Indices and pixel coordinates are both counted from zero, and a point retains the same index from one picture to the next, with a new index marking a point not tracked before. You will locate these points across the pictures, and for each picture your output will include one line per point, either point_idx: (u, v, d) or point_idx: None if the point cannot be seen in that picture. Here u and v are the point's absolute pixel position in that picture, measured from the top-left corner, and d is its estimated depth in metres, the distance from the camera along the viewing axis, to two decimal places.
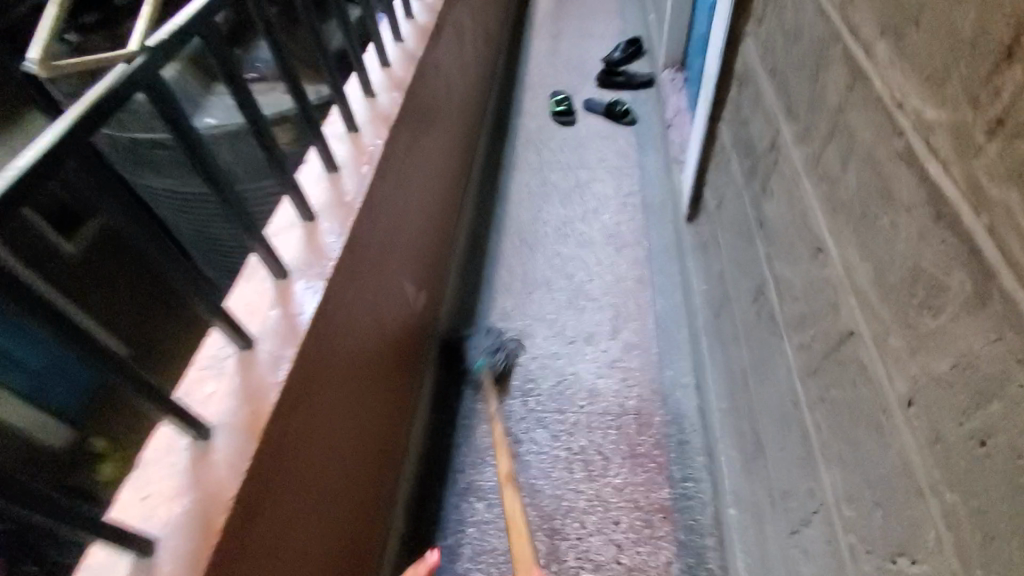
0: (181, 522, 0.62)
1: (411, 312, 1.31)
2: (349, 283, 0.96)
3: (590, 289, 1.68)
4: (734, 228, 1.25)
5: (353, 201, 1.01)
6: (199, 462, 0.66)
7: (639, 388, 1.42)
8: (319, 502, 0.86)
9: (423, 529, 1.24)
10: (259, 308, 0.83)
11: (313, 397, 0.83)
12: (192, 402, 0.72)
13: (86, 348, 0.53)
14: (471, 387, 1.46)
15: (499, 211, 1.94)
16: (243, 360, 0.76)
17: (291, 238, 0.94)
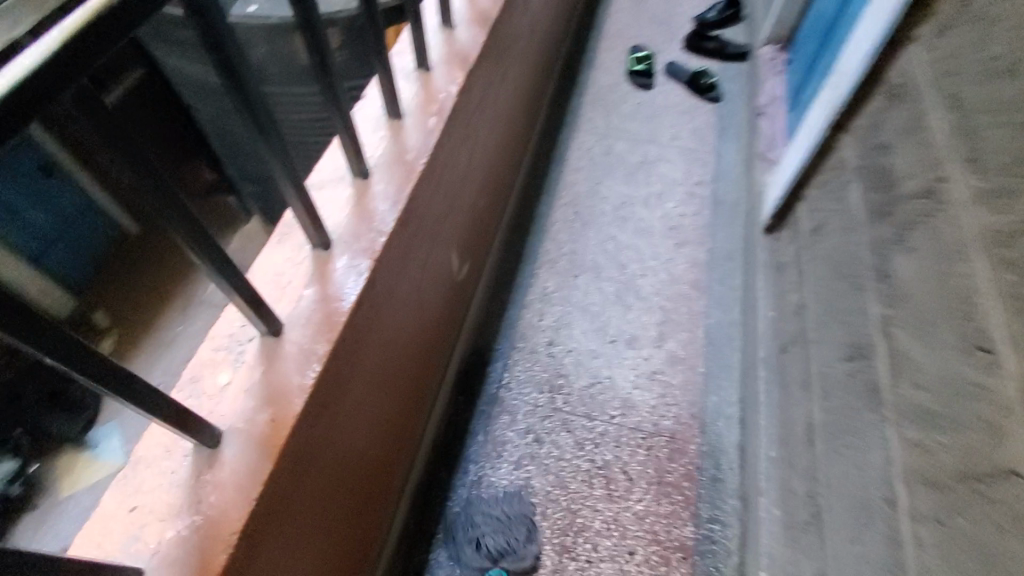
0: (175, 550, 0.52)
1: (452, 286, 1.17)
2: (395, 261, 0.80)
3: (641, 284, 1.51)
4: (833, 264, 1.08)
5: (416, 159, 0.82)
6: (203, 476, 0.56)
7: (678, 409, 1.30)
8: (332, 506, 0.77)
9: (426, 516, 1.17)
10: (291, 284, 0.68)
11: (341, 396, 0.72)
12: (201, 394, 0.61)
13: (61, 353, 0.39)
14: (497, 371, 1.36)
15: (554, 175, 1.75)
16: (266, 349, 0.64)
17: (338, 195, 0.77)
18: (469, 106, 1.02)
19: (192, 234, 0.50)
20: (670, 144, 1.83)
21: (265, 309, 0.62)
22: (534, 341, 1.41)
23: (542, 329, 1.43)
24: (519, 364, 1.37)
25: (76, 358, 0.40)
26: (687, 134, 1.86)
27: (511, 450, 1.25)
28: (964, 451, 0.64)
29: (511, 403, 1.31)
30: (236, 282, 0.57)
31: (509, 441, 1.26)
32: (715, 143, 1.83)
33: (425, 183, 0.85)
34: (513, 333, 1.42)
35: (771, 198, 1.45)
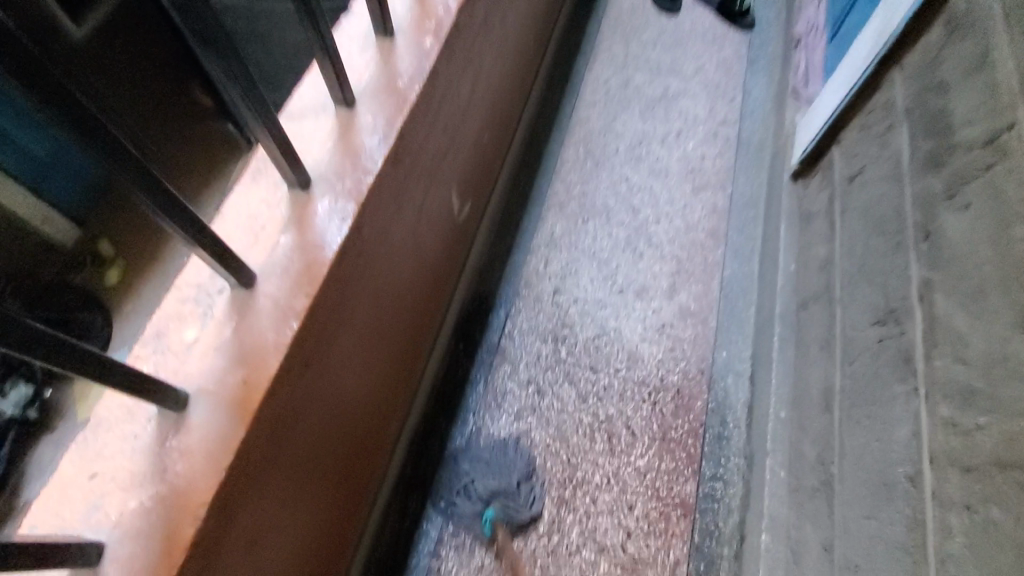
0: (136, 525, 0.46)
1: (452, 230, 1.09)
2: (385, 204, 0.71)
3: (655, 231, 1.42)
4: (869, 218, 0.99)
5: (409, 88, 0.72)
6: (168, 442, 0.49)
7: (686, 364, 1.25)
8: (320, 465, 0.73)
9: (424, 466, 1.15)
10: (267, 227, 0.60)
11: (325, 351, 0.65)
12: (165, 349, 0.53)
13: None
14: (499, 319, 1.30)
15: (566, 109, 1.62)
16: (238, 301, 0.55)
17: (320, 128, 0.67)
18: (473, 25, 0.89)
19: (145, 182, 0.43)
20: (694, 77, 1.68)
21: (234, 258, 0.53)
22: (539, 289, 1.34)
23: (547, 276, 1.36)
24: (522, 313, 1.31)
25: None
26: (713, 66, 1.70)
27: (512, 402, 1.21)
28: (1007, 437, 0.58)
29: (513, 353, 1.26)
30: (195, 227, 0.48)
31: (509, 392, 1.22)
32: (744, 77, 1.68)
33: (419, 115, 0.75)
34: (517, 280, 1.35)
35: (802, 141, 1.33)
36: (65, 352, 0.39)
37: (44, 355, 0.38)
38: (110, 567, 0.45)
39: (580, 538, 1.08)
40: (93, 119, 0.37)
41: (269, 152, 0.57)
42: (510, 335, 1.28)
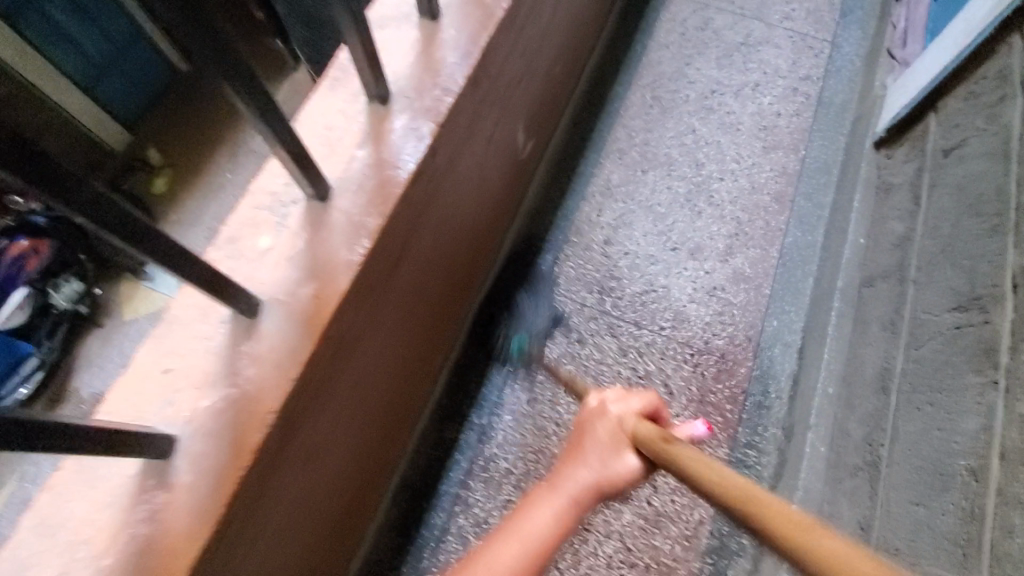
0: (207, 424, 0.46)
1: (513, 167, 1.05)
2: (460, 129, 0.68)
3: (717, 189, 1.35)
4: (964, 197, 0.91)
5: (495, 4, 0.67)
6: (242, 346, 0.49)
7: (734, 329, 1.21)
8: (372, 388, 0.73)
9: (459, 401, 1.16)
10: (344, 138, 0.57)
11: (391, 273, 0.65)
12: (239, 256, 0.52)
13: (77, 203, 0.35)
14: (546, 265, 1.28)
15: (637, 48, 1.52)
16: (312, 215, 0.54)
17: (400, 40, 0.63)
18: None
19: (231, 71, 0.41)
20: (780, 25, 1.54)
21: (311, 167, 0.52)
22: (590, 238, 1.30)
23: (600, 225, 1.31)
24: (570, 261, 1.28)
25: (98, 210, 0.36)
26: (802, 14, 1.56)
27: (552, 348, 1.21)
28: None
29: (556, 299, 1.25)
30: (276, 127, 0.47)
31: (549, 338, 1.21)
32: (835, 30, 1.53)
33: (502, 35, 0.70)
34: (568, 226, 1.32)
35: (894, 105, 1.23)
36: (144, 238, 0.40)
37: (132, 241, 0.39)
38: (180, 461, 0.45)
39: None
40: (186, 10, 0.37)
41: (353, 56, 0.54)
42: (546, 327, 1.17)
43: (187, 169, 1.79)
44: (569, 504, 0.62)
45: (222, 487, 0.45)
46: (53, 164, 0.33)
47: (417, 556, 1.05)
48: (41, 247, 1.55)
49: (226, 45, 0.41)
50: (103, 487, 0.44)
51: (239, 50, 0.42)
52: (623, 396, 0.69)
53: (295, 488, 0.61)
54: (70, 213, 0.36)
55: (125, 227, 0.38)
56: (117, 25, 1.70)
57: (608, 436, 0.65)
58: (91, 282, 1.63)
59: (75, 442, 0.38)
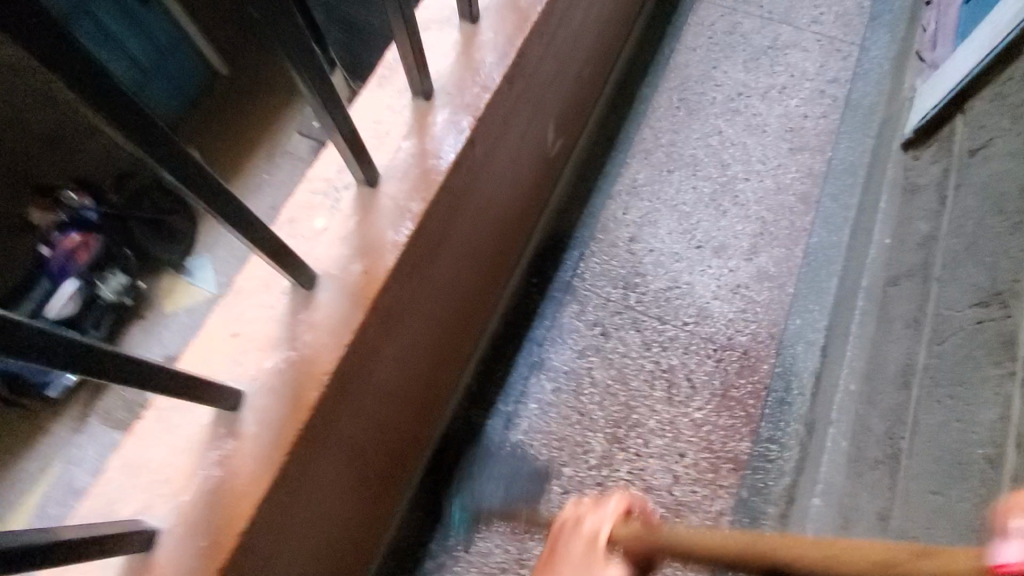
0: (269, 383, 0.53)
1: (543, 163, 1.10)
2: (496, 123, 0.72)
3: (742, 189, 1.37)
4: (988, 195, 0.92)
5: (530, 9, 0.72)
6: (300, 314, 0.55)
7: (758, 326, 1.23)
8: (410, 365, 0.79)
9: (487, 388, 1.21)
10: (392, 130, 0.63)
11: (432, 256, 0.70)
12: (298, 236, 0.58)
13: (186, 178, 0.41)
14: (573, 260, 1.32)
15: (664, 52, 1.55)
16: (363, 198, 0.60)
17: (443, 42, 0.68)
18: None
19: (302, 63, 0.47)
20: (808, 29, 1.56)
21: (364, 155, 0.57)
22: (615, 235, 1.34)
23: (625, 223, 1.35)
24: (596, 257, 1.32)
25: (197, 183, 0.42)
26: (831, 19, 1.57)
27: (577, 340, 1.24)
28: None
29: (582, 293, 1.29)
30: (338, 116, 0.52)
31: (574, 331, 1.25)
32: (863, 34, 1.54)
33: (535, 37, 0.74)
34: (594, 223, 1.35)
35: (922, 107, 1.23)
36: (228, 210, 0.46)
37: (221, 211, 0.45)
38: (247, 413, 0.53)
39: (629, 475, 1.13)
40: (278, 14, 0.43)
41: (402, 55, 0.59)
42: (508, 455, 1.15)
43: (230, 168, 1.88)
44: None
45: (283, 438, 0.53)
46: (162, 134, 0.38)
47: (445, 534, 1.10)
48: (91, 240, 1.63)
49: (306, 43, 0.47)
50: (180, 433, 0.52)
51: (311, 44, 0.47)
52: (592, 506, 0.66)
53: (340, 450, 0.66)
54: (167, 174, 0.40)
55: (207, 191, 0.43)
56: (163, 29, 1.78)
57: (582, 555, 0.61)
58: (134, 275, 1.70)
59: (160, 383, 0.45)
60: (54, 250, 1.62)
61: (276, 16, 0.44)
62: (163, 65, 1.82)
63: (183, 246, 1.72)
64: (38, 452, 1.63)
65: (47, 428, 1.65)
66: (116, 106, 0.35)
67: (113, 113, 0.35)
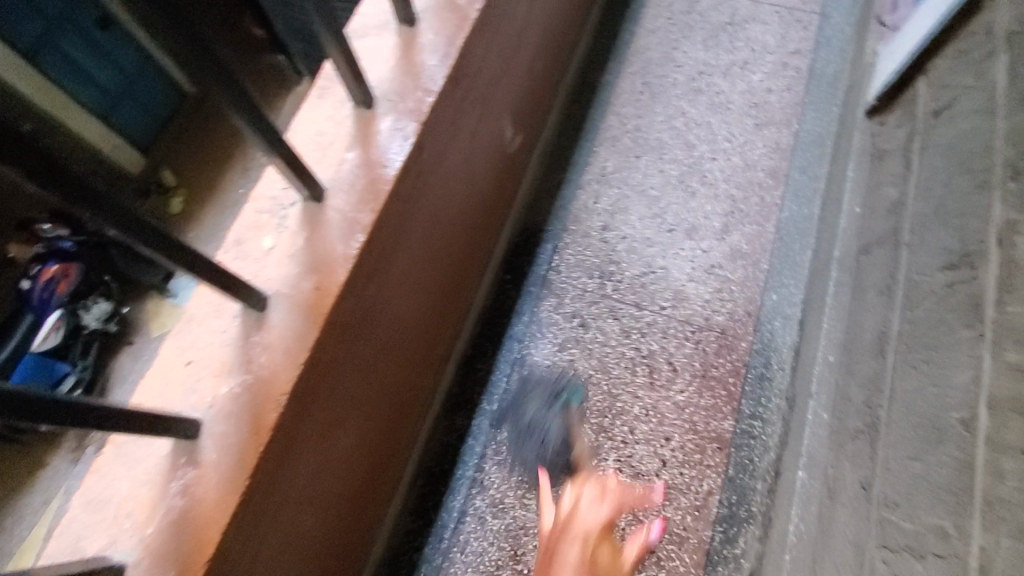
0: (227, 407, 0.53)
1: (504, 160, 1.10)
2: (443, 125, 0.72)
3: (711, 169, 1.37)
4: (949, 151, 0.90)
5: (468, 6, 0.70)
6: (251, 337, 0.55)
7: (734, 304, 1.24)
8: (376, 374, 0.79)
9: (469, 387, 1.22)
10: (336, 141, 0.62)
11: (389, 264, 0.69)
12: (246, 258, 0.58)
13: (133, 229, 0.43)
14: (546, 254, 1.32)
15: (624, 36, 1.54)
16: (309, 214, 0.59)
17: (380, 47, 0.67)
18: None
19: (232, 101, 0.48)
20: (766, 2, 1.55)
21: (303, 170, 0.56)
22: (587, 225, 1.34)
23: (596, 212, 1.35)
24: (569, 248, 1.32)
25: (145, 233, 0.44)
26: None
27: (556, 333, 1.25)
28: None
29: (559, 286, 1.28)
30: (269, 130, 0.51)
31: (554, 323, 1.25)
32: (823, 2, 1.54)
33: (478, 34, 0.73)
34: (566, 214, 1.35)
35: (883, 72, 1.22)
36: (179, 253, 0.47)
37: (175, 256, 0.46)
38: (206, 440, 0.52)
39: (616, 463, 1.13)
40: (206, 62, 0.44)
41: (334, 65, 0.58)
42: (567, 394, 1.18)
43: (200, 188, 1.86)
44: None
45: (244, 462, 0.52)
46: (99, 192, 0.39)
47: (437, 537, 1.11)
48: (69, 268, 1.62)
49: (236, 85, 0.48)
50: (140, 466, 0.52)
51: (230, 71, 0.46)
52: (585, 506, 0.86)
53: (309, 466, 0.66)
54: (112, 228, 0.42)
55: (155, 239, 0.44)
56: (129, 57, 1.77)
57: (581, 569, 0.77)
58: (116, 299, 1.69)
59: (121, 423, 0.45)
60: (33, 283, 1.60)
61: (206, 64, 0.45)
62: (129, 90, 1.81)
63: (162, 273, 1.67)
64: (40, 485, 1.63)
65: (47, 461, 1.65)
66: (47, 172, 0.36)
67: (49, 181, 0.37)
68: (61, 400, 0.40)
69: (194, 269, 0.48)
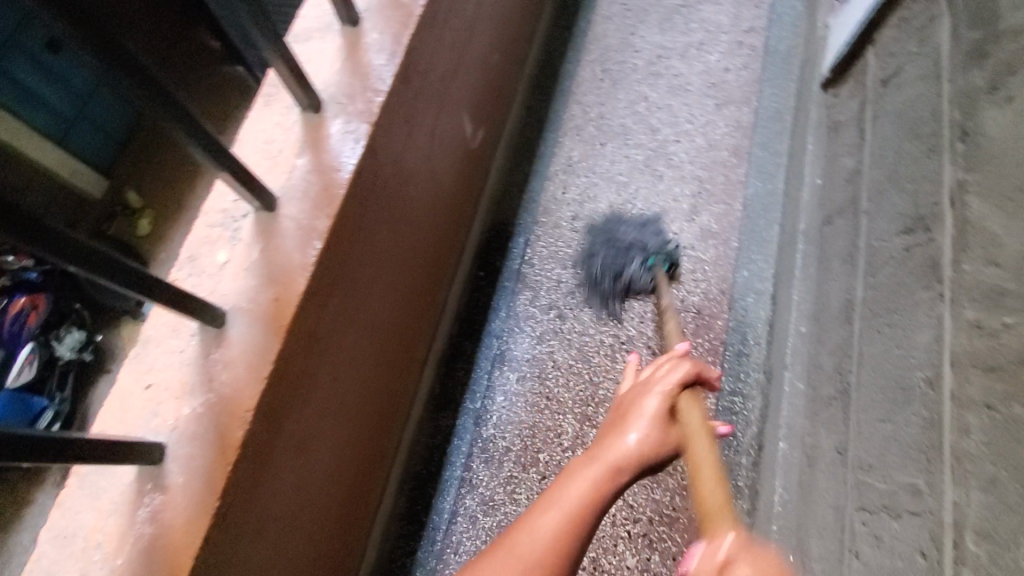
0: (191, 429, 0.52)
1: (466, 156, 1.09)
2: (397, 124, 0.71)
3: (675, 152, 1.38)
4: (900, 117, 0.92)
5: (412, 2, 0.69)
6: (212, 355, 0.54)
7: (707, 284, 1.25)
8: (350, 382, 0.78)
9: (451, 387, 1.21)
10: (285, 149, 0.61)
11: (353, 270, 0.68)
12: (200, 275, 0.56)
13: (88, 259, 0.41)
14: (518, 248, 1.31)
15: (580, 25, 1.54)
16: (262, 225, 0.58)
17: (324, 50, 0.66)
18: None
19: (179, 121, 0.47)
20: None
21: (251, 180, 0.55)
22: (557, 215, 1.34)
23: (565, 202, 1.35)
24: (541, 240, 1.32)
25: (100, 263, 0.42)
26: None
27: (534, 325, 1.24)
28: None
29: (533, 279, 1.28)
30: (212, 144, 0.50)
31: (531, 316, 1.25)
32: None
33: (425, 30, 0.72)
34: (535, 207, 1.35)
35: (834, 44, 1.24)
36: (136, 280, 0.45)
37: (132, 283, 0.45)
38: (172, 464, 0.51)
39: None
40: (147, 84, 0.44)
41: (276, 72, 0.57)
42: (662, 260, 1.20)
43: (168, 208, 1.81)
44: (606, 471, 0.60)
45: (212, 483, 0.51)
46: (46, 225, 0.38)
47: (430, 540, 1.10)
48: (38, 301, 1.57)
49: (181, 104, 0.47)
50: (105, 497, 0.50)
51: (174, 93, 0.46)
52: (669, 367, 0.73)
53: (286, 481, 0.65)
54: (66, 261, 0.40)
55: (111, 268, 0.43)
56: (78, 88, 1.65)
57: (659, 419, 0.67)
58: (91, 329, 1.65)
59: (84, 452, 0.44)
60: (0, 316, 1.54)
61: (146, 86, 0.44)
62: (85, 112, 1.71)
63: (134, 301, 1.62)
64: (26, 523, 1.56)
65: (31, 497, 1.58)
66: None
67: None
68: (27, 436, 0.40)
69: (150, 293, 0.47)
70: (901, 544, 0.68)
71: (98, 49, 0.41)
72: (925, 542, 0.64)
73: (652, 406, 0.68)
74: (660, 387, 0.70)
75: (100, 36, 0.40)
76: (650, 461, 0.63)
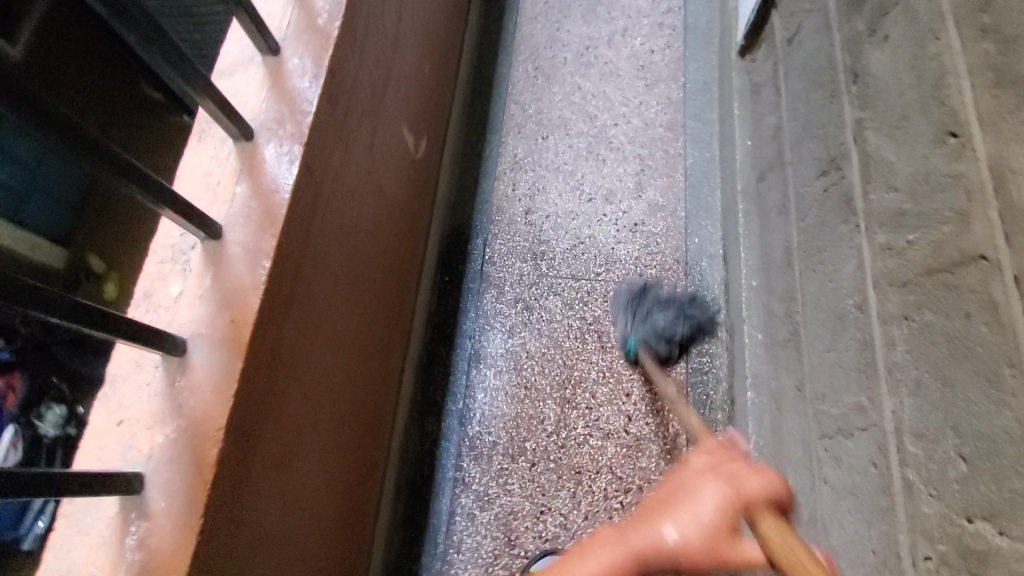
0: (166, 454, 0.54)
1: (412, 166, 1.13)
2: (332, 141, 0.74)
3: (615, 135, 1.43)
4: (806, 70, 0.98)
5: (328, 24, 0.73)
6: (177, 382, 0.57)
7: (662, 255, 1.30)
8: (324, 396, 0.81)
9: (432, 392, 1.24)
10: (223, 180, 0.64)
11: (308, 286, 0.71)
12: (156, 308, 0.59)
13: (56, 309, 0.45)
14: (478, 249, 1.35)
15: (508, 28, 1.59)
16: (209, 253, 0.61)
17: (249, 81, 0.69)
18: None
19: (123, 172, 0.50)
20: None
21: (193, 212, 0.58)
22: (511, 212, 1.38)
23: (517, 199, 1.39)
24: (499, 238, 1.36)
25: (67, 311, 0.46)
26: None
27: (503, 321, 1.28)
28: (933, 244, 0.60)
29: (497, 277, 1.32)
30: (149, 184, 0.53)
31: (499, 312, 1.29)
32: None
33: (346, 49, 0.76)
34: (488, 207, 1.39)
35: (744, 14, 1.31)
36: (99, 321, 0.48)
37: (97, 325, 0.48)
38: (152, 490, 0.53)
39: (586, 429, 1.18)
40: (89, 141, 0.47)
41: (203, 107, 0.60)
42: (692, 325, 1.15)
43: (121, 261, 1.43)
44: (630, 558, 0.55)
45: (193, 502, 0.53)
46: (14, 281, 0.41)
47: (433, 543, 1.12)
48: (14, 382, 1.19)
49: (124, 156, 0.50)
50: (91, 529, 0.53)
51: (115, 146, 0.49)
52: (752, 470, 0.61)
53: (273, 494, 0.68)
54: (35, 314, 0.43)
55: (75, 313, 0.46)
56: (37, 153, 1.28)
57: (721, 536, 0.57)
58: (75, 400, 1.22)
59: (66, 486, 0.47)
60: None
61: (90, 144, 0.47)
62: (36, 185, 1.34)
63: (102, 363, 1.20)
64: None
65: None
66: None
67: None
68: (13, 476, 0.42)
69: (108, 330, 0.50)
70: (857, 461, 0.73)
71: (25, 110, 0.42)
72: (877, 456, 0.68)
73: (709, 509, 0.58)
74: (742, 487, 0.59)
75: (24, 98, 0.42)
76: (692, 568, 0.56)
